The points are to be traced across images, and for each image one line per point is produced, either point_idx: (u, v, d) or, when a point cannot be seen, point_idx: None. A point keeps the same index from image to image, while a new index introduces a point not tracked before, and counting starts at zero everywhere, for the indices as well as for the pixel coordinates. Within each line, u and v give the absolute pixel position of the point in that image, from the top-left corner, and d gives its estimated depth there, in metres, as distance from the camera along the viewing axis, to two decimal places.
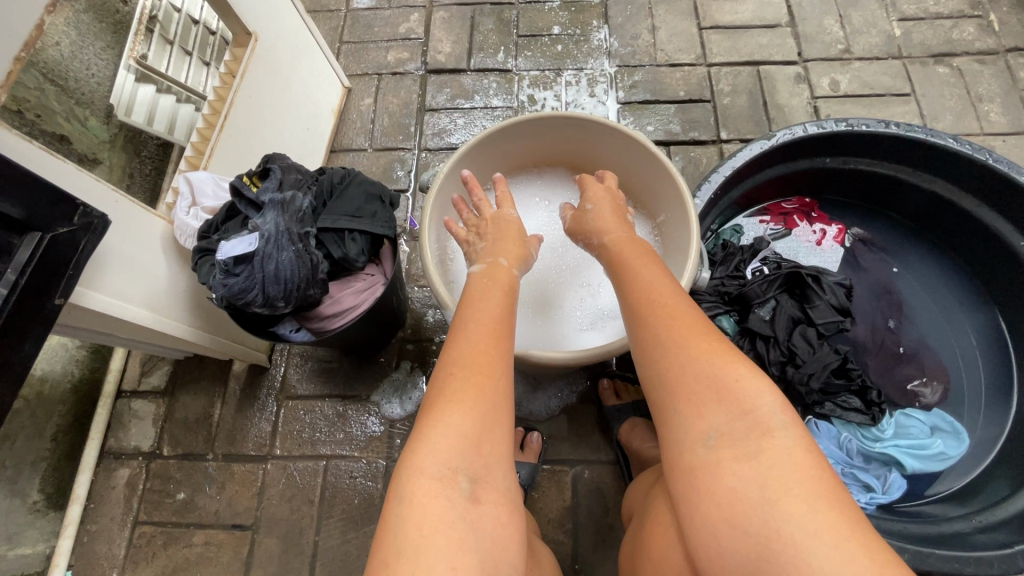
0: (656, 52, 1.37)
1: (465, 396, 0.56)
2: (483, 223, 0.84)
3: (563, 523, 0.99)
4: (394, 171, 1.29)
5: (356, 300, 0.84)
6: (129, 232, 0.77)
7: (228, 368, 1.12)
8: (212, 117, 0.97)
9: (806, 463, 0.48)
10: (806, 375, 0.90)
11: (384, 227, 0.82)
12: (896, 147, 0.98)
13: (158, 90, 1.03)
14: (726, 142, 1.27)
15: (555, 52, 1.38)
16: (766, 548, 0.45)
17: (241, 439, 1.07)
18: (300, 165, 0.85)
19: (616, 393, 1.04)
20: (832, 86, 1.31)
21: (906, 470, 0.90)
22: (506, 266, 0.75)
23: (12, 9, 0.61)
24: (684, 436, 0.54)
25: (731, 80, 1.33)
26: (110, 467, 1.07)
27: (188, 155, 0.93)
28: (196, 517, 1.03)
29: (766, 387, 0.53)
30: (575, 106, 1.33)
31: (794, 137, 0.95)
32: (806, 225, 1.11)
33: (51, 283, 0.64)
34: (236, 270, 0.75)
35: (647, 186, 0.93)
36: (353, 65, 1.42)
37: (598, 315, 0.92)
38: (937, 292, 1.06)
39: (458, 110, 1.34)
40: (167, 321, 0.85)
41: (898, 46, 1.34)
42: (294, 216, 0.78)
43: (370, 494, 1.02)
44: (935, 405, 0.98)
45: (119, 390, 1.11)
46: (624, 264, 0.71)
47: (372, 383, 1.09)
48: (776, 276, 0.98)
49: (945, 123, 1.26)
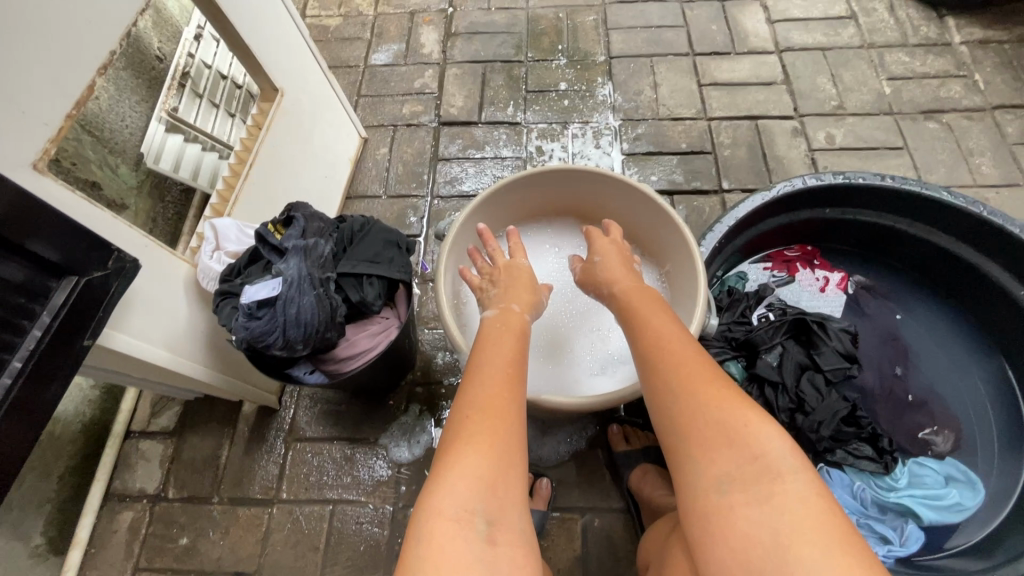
0: (658, 107, 1.44)
1: (480, 438, 0.57)
2: (496, 271, 0.86)
3: (572, 573, 0.97)
4: (407, 217, 1.33)
5: (370, 343, 0.86)
6: (154, 276, 0.80)
7: (239, 408, 1.13)
8: (238, 166, 1.02)
9: (818, 509, 0.49)
10: (817, 423, 0.90)
11: (401, 272, 0.85)
12: (894, 199, 1.02)
13: (186, 139, 1.14)
14: (728, 191, 1.31)
15: (562, 106, 1.45)
16: None
17: (247, 482, 1.06)
18: (322, 214, 0.88)
19: (625, 438, 1.04)
20: (828, 139, 1.37)
21: (923, 521, 0.89)
22: (518, 311, 0.77)
23: (68, 72, 0.66)
24: (697, 481, 0.55)
25: (731, 133, 1.39)
26: (114, 509, 1.05)
27: (213, 202, 0.97)
28: (197, 564, 1.01)
29: (776, 433, 0.54)
30: (582, 156, 1.39)
31: (794, 189, 0.99)
32: (809, 272, 1.13)
33: (81, 326, 0.66)
34: (259, 313, 0.77)
35: (653, 237, 0.96)
36: (370, 116, 1.50)
37: (608, 360, 0.93)
38: (942, 339, 1.07)
39: (470, 160, 1.40)
40: (182, 361, 0.86)
41: (888, 102, 1.41)
42: (316, 262, 0.80)
43: (376, 541, 1.01)
44: (948, 453, 0.97)
45: (128, 429, 1.11)
46: (633, 312, 0.73)
47: (380, 426, 1.09)
48: (781, 323, 1.00)
49: (939, 175, 1.31)
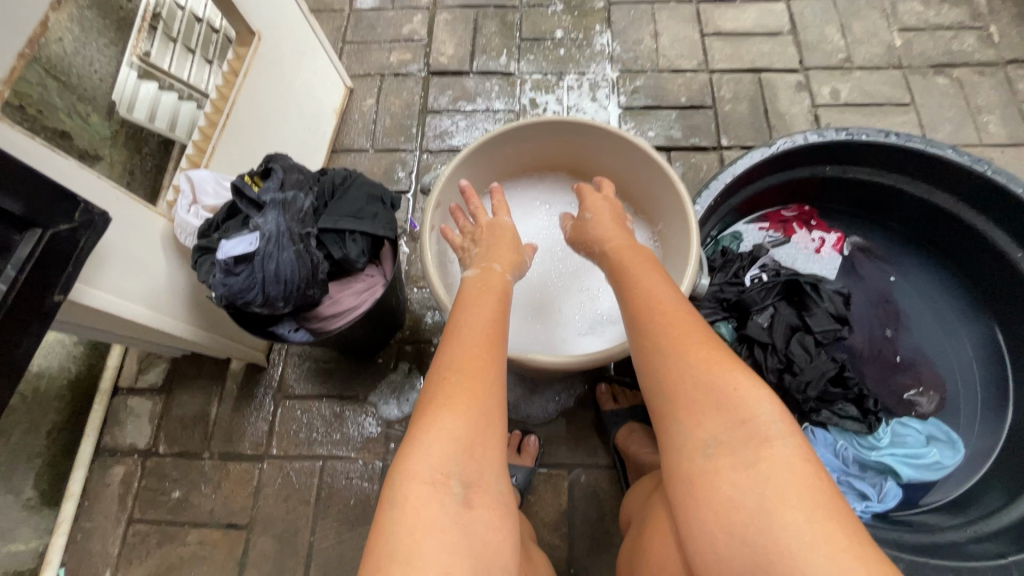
0: (658, 58, 1.37)
1: (457, 400, 0.56)
2: (479, 230, 0.83)
3: (558, 526, 0.99)
4: (395, 172, 1.29)
5: (356, 301, 0.84)
6: (127, 229, 0.77)
7: (227, 366, 1.12)
8: (214, 115, 0.97)
9: (804, 473, 0.49)
10: (804, 383, 0.90)
11: (385, 228, 0.82)
12: (896, 157, 0.98)
13: (161, 87, 1.07)
14: (727, 148, 1.27)
15: (558, 56, 1.38)
16: (766, 559, 0.46)
17: (238, 438, 1.07)
18: (302, 166, 0.84)
19: (613, 397, 1.05)
20: (833, 95, 1.32)
21: (901, 479, 0.91)
22: (499, 271, 0.75)
23: (16, 7, 0.61)
24: (683, 443, 0.55)
25: (733, 87, 1.33)
26: (105, 464, 1.06)
27: (189, 153, 0.93)
28: (191, 516, 1.03)
29: (766, 396, 0.53)
30: (577, 110, 1.33)
31: (794, 146, 0.96)
32: (805, 233, 1.11)
33: (50, 280, 0.63)
34: (236, 270, 0.74)
35: (647, 194, 0.93)
36: (356, 65, 1.42)
37: (597, 320, 0.92)
38: (933, 302, 1.06)
39: (460, 113, 1.34)
40: (163, 319, 0.85)
41: (898, 56, 1.35)
42: (294, 216, 0.77)
43: (366, 495, 1.02)
44: (931, 414, 0.98)
45: (115, 386, 1.11)
46: (625, 271, 0.72)
47: (369, 384, 1.09)
48: (774, 284, 0.98)
49: (944, 133, 1.27)
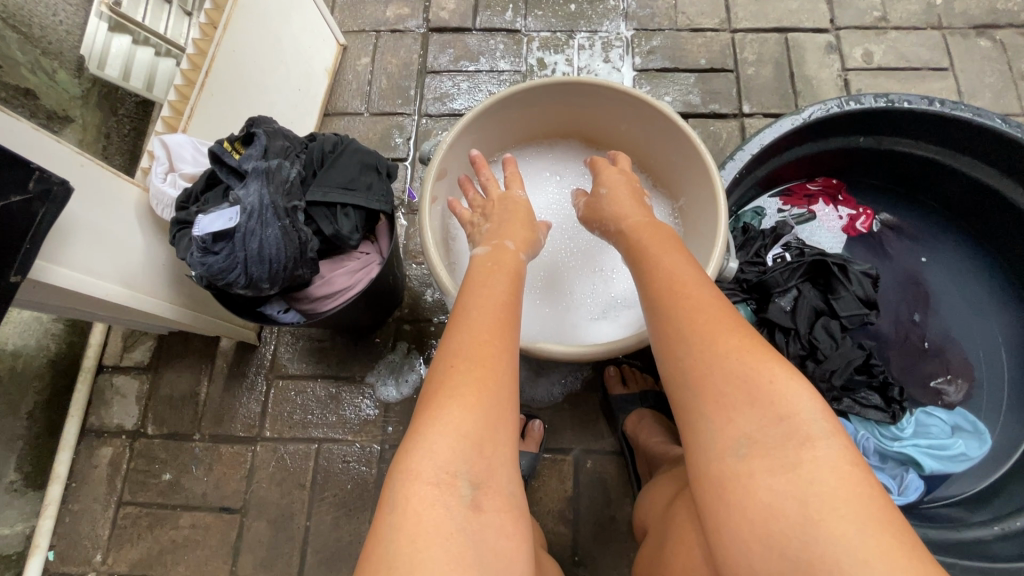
0: (676, 15, 1.26)
1: (465, 392, 0.51)
2: (489, 204, 0.77)
3: (563, 513, 0.96)
4: (392, 138, 1.20)
5: (349, 281, 0.78)
6: (96, 202, 0.70)
7: (216, 344, 1.06)
8: (192, 73, 0.88)
9: (851, 478, 0.43)
10: (828, 371, 0.85)
11: (379, 201, 0.75)
12: (939, 127, 0.90)
13: (135, 41, 0.94)
14: (749, 116, 1.18)
15: (568, 12, 1.27)
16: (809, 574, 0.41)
17: (229, 420, 1.02)
18: (288, 131, 0.76)
19: (622, 380, 1.00)
20: (865, 58, 1.22)
21: (924, 471, 0.86)
22: (512, 249, 0.68)
23: None
24: (710, 442, 0.49)
25: (757, 48, 1.23)
26: (92, 445, 1.02)
27: (165, 115, 0.85)
28: (182, 499, 0.99)
29: (805, 390, 0.48)
30: (588, 72, 1.23)
31: (828, 113, 0.87)
32: (831, 209, 1.04)
33: (5, 259, 0.56)
34: (215, 248, 0.68)
35: (668, 165, 0.85)
36: (349, 20, 1.31)
37: (610, 304, 0.86)
38: (967, 285, 1.00)
39: (462, 74, 1.24)
40: (141, 298, 0.78)
41: (938, 15, 1.24)
42: (280, 188, 0.70)
43: (363, 479, 0.98)
44: (958, 404, 0.93)
45: (100, 364, 1.06)
46: (643, 250, 0.65)
47: (366, 364, 1.04)
48: (799, 264, 0.92)
49: (984, 102, 1.18)
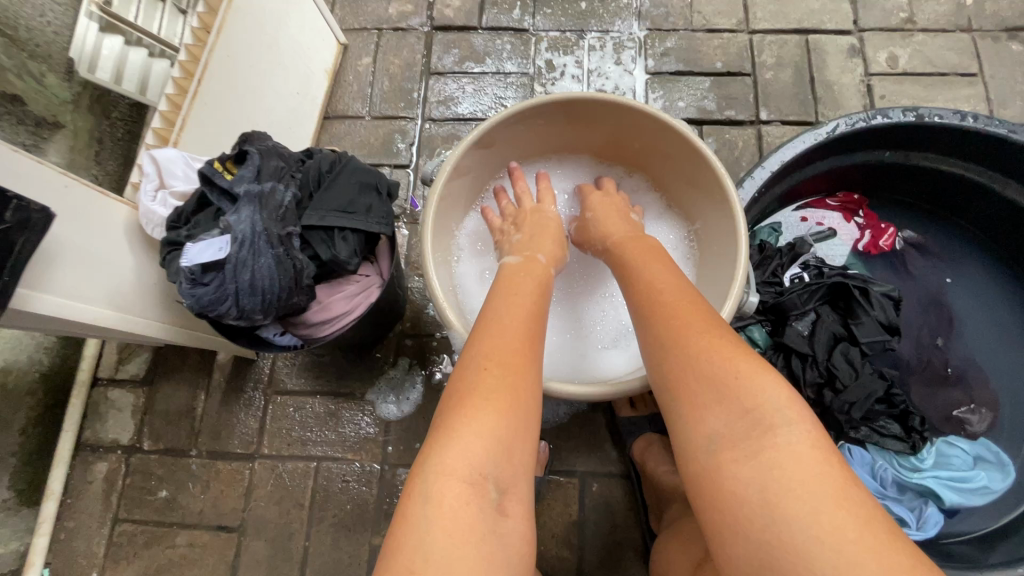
0: (691, 14, 1.21)
1: (499, 392, 0.48)
2: (521, 216, 0.76)
3: (567, 538, 0.93)
4: (394, 143, 1.16)
5: (347, 306, 0.75)
6: (80, 223, 0.66)
7: (213, 358, 1.04)
8: (184, 81, 0.84)
9: (813, 461, 0.43)
10: (848, 404, 0.81)
11: (379, 224, 0.71)
12: (969, 143, 0.85)
13: (128, 42, 0.88)
14: (766, 123, 1.13)
15: (578, 10, 1.22)
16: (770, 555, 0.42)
17: (226, 437, 1.00)
18: (283, 149, 0.72)
19: (631, 402, 0.96)
20: (889, 61, 1.16)
21: (943, 503, 0.83)
22: (543, 262, 0.66)
23: None
24: (686, 440, 0.50)
25: (776, 51, 1.18)
26: (88, 460, 1.00)
27: (156, 126, 0.81)
28: (179, 517, 0.97)
29: (771, 381, 0.48)
30: (598, 74, 1.18)
31: (853, 128, 0.83)
32: (853, 225, 0.99)
33: None
34: (204, 280, 0.64)
35: (682, 185, 0.82)
36: (350, 17, 1.26)
37: (619, 332, 0.82)
38: (992, 308, 0.96)
39: (467, 75, 1.20)
40: (132, 320, 0.75)
41: (967, 16, 1.18)
42: (273, 212, 0.66)
43: (363, 499, 0.96)
44: (982, 434, 0.90)
45: (95, 376, 1.03)
46: (627, 262, 0.65)
47: (366, 380, 1.01)
48: (817, 287, 0.88)
49: (1014, 110, 1.12)
